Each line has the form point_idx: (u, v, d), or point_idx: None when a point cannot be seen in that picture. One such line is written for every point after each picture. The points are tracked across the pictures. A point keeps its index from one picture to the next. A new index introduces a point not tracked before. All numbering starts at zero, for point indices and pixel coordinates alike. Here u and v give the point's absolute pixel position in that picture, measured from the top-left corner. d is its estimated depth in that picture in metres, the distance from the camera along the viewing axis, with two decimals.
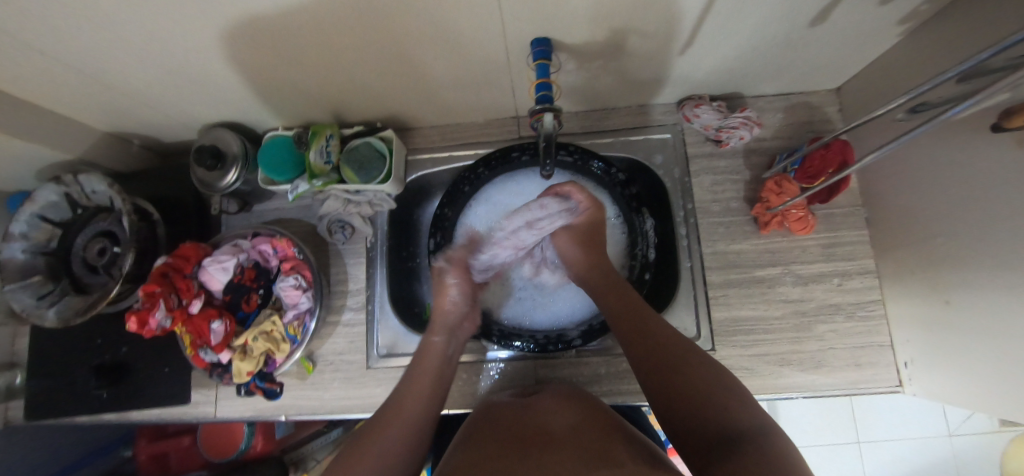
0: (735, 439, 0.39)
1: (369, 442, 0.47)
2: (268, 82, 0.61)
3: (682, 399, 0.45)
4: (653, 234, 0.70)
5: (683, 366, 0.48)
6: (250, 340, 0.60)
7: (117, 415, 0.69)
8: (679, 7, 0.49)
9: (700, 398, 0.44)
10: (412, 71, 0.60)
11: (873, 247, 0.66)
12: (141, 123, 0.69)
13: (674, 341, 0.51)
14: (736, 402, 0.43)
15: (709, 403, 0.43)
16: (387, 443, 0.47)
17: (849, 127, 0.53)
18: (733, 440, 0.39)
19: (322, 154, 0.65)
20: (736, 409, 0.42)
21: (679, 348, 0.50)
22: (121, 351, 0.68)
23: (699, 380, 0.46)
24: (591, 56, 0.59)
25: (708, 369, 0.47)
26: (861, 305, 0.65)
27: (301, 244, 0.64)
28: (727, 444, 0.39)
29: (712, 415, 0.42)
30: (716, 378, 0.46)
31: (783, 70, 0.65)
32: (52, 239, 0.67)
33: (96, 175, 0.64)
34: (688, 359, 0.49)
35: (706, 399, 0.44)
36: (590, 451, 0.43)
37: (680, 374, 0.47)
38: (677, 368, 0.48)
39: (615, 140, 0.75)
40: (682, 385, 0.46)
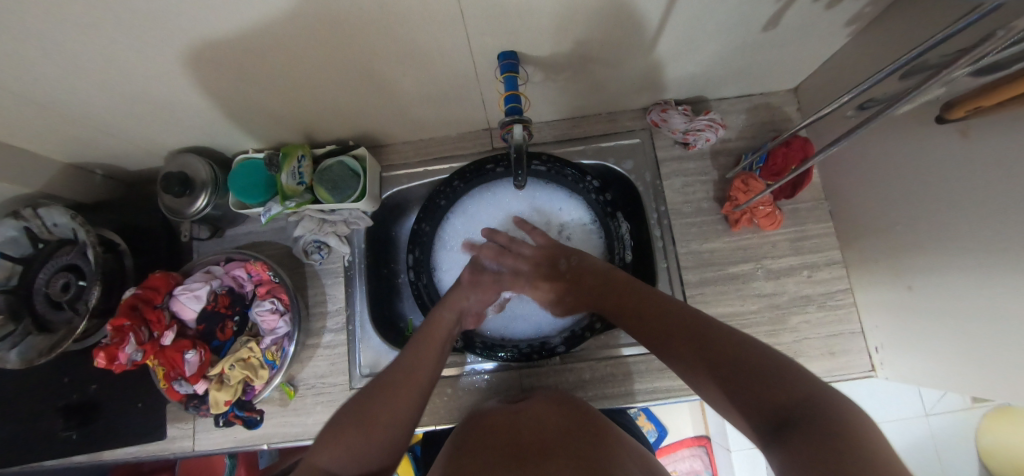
0: (776, 416, 0.34)
1: (378, 413, 0.48)
2: (236, 105, 0.60)
3: (717, 385, 0.40)
4: (629, 237, 0.70)
5: (714, 348, 0.42)
6: (226, 369, 0.58)
7: (88, 456, 0.66)
8: (639, 16, 0.51)
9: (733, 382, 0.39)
10: (383, 87, 0.60)
11: (838, 238, 0.68)
12: (104, 152, 0.68)
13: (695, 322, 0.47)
14: (780, 371, 0.37)
15: (739, 377, 0.38)
16: (396, 415, 0.49)
17: (800, 128, 0.56)
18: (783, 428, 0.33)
19: (293, 176, 0.65)
20: (768, 375, 0.37)
21: (695, 326, 0.46)
22: (90, 389, 0.65)
23: (731, 358, 0.40)
24: (557, 66, 0.61)
25: (737, 342, 0.42)
26: (831, 295, 0.67)
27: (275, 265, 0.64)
28: (778, 434, 0.33)
29: (751, 395, 0.37)
30: (750, 350, 0.40)
31: (742, 72, 0.68)
32: (12, 276, 0.64)
33: (57, 208, 0.63)
34: (716, 336, 0.43)
35: (735, 375, 0.39)
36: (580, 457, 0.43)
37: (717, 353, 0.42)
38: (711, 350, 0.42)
39: (587, 148, 0.76)
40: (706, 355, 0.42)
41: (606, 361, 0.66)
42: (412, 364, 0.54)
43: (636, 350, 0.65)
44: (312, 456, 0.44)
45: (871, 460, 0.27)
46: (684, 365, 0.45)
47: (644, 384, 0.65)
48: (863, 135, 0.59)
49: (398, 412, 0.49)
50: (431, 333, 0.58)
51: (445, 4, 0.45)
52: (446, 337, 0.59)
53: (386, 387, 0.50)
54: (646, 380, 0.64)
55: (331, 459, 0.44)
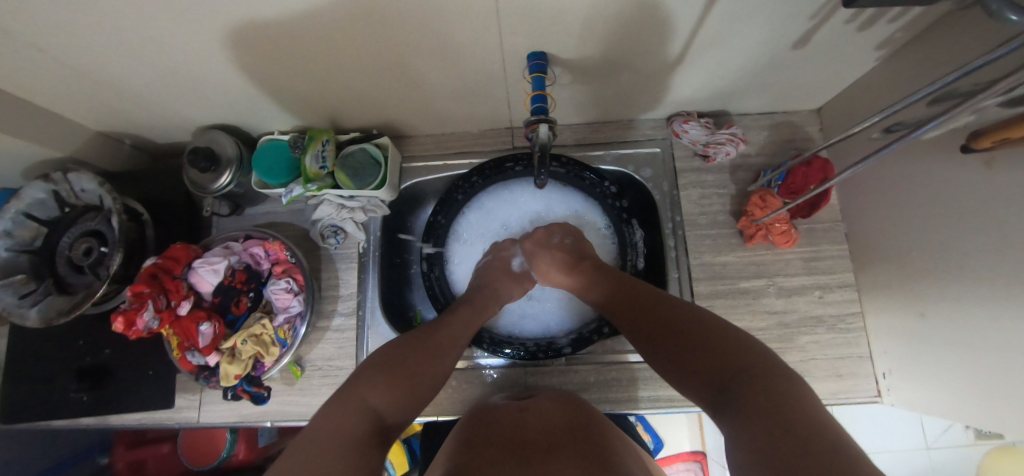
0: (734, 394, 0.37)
1: (425, 368, 0.49)
2: (266, 86, 0.61)
3: (686, 360, 0.43)
4: (642, 244, 0.71)
5: (688, 332, 0.45)
6: (238, 343, 0.59)
7: (96, 419, 0.68)
8: (671, 24, 0.51)
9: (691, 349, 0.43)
10: (410, 78, 0.61)
11: (852, 261, 0.68)
12: (134, 123, 0.69)
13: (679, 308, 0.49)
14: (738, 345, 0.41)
15: (710, 360, 0.41)
16: (436, 375, 0.50)
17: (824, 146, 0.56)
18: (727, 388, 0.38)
19: (317, 159, 0.67)
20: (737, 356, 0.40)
21: (674, 310, 0.48)
22: (104, 353, 0.66)
23: (693, 329, 0.45)
24: (584, 69, 0.61)
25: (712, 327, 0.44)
26: (841, 317, 0.67)
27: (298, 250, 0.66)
28: (723, 396, 0.38)
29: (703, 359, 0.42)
30: (720, 331, 0.43)
31: (768, 89, 0.68)
32: (37, 237, 0.67)
33: (86, 174, 0.64)
34: (693, 322, 0.46)
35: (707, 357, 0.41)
36: (587, 456, 0.43)
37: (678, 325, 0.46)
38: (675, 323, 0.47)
39: (606, 153, 0.76)
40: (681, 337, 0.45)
41: (611, 366, 0.66)
42: (449, 332, 0.55)
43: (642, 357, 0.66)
44: (361, 389, 0.44)
45: (823, 443, 0.30)
46: (654, 342, 0.47)
47: (648, 392, 0.65)
48: (885, 159, 0.59)
49: (437, 376, 0.50)
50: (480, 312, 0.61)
51: (481, 1, 0.45)
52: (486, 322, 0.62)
53: (431, 344, 0.52)
54: (650, 388, 0.65)
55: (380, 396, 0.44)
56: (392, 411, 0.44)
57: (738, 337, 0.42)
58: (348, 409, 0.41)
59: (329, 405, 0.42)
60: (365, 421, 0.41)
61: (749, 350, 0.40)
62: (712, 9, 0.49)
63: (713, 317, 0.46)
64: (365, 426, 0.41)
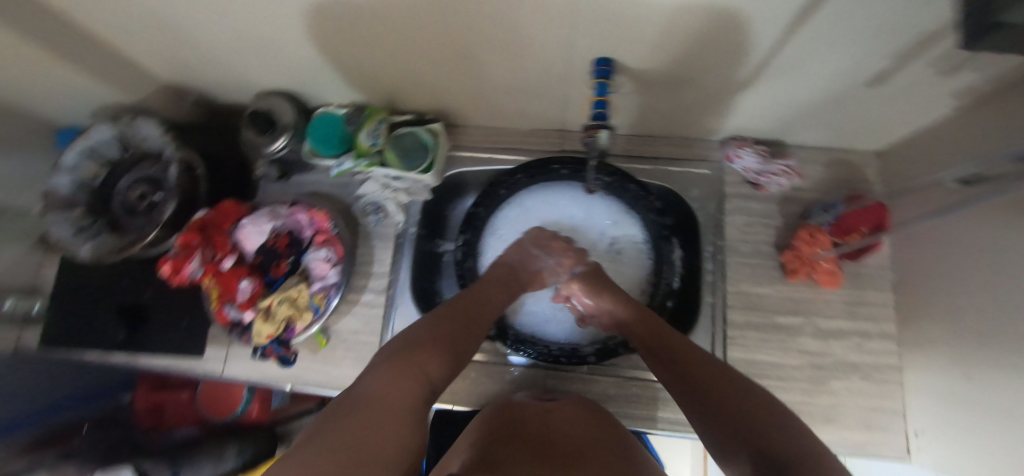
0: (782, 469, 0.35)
1: (464, 343, 0.54)
2: (334, 59, 0.63)
3: (729, 426, 0.42)
4: (680, 264, 0.70)
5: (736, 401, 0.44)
6: (274, 303, 0.61)
7: (128, 357, 0.70)
8: (746, 44, 0.51)
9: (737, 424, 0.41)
10: (473, 68, 0.61)
11: (897, 312, 0.66)
12: (202, 80, 0.72)
13: (726, 373, 0.48)
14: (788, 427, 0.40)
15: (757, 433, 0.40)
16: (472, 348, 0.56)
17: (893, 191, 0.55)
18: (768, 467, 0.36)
19: (371, 136, 0.69)
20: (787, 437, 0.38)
21: (722, 374, 0.48)
22: (145, 295, 0.69)
23: (753, 415, 0.42)
24: (648, 80, 0.61)
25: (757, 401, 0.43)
26: (878, 368, 0.65)
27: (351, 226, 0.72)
28: None
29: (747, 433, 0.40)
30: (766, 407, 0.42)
31: (832, 124, 0.66)
32: (97, 176, 0.69)
33: (152, 121, 0.66)
34: (742, 393, 0.45)
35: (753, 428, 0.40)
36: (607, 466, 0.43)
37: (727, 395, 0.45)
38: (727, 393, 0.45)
39: (654, 169, 0.76)
40: (727, 403, 0.44)
41: (633, 381, 0.66)
42: (484, 311, 0.60)
43: None
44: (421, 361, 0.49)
45: None
46: (698, 400, 0.46)
47: (667, 413, 0.65)
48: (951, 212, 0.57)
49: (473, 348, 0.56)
50: (511, 282, 0.66)
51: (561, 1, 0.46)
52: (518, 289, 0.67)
53: (469, 321, 0.57)
54: (669, 409, 0.65)
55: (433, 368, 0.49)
56: (441, 382, 0.50)
57: (806, 437, 0.38)
58: (405, 376, 0.46)
59: (387, 372, 0.46)
60: (418, 389, 0.46)
61: (814, 451, 0.36)
62: (793, 34, 0.48)
63: (773, 402, 0.43)
64: (418, 397, 0.45)
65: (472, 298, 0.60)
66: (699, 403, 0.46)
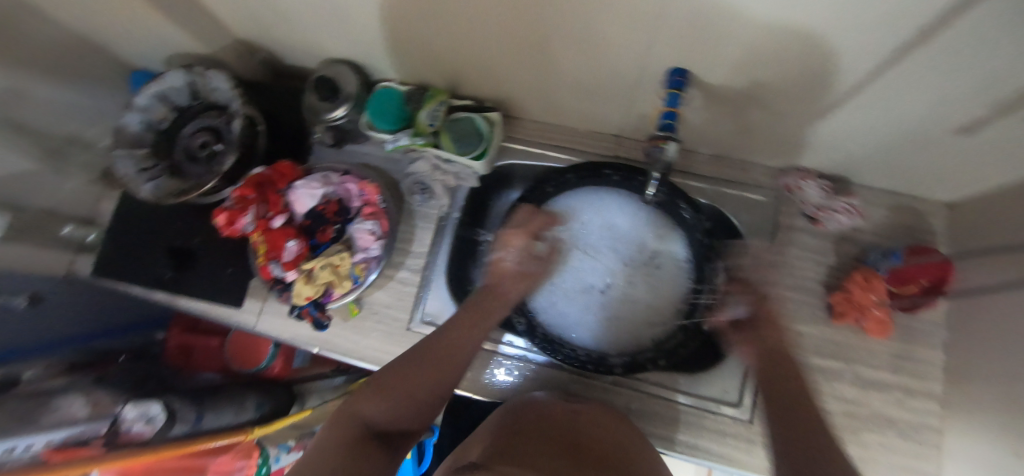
0: None
1: (415, 376, 0.55)
2: (406, 37, 0.63)
3: None
4: (721, 289, 0.68)
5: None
6: (316, 267, 0.62)
7: (168, 298, 0.73)
8: (833, 75, 0.49)
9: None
10: (543, 63, 0.61)
11: (945, 374, 0.63)
12: (273, 40, 0.73)
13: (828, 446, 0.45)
14: None
15: None
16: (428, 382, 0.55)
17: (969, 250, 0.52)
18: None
19: (430, 116, 0.69)
20: None
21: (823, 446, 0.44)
22: (194, 241, 0.71)
23: None
24: (720, 98, 0.59)
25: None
26: (916, 427, 0.62)
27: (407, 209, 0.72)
28: None
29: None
30: None
31: (905, 168, 0.63)
32: (164, 120, 0.72)
33: (224, 75, 0.68)
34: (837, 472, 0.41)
35: None
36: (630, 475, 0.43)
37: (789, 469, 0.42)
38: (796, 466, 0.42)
39: (708, 188, 0.74)
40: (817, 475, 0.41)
41: (656, 399, 0.66)
42: (448, 345, 0.59)
43: (691, 400, 0.65)
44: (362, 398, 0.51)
45: None
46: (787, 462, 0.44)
47: (687, 437, 0.64)
48: None
49: (431, 383, 0.56)
50: (484, 311, 0.64)
51: (649, 8, 0.44)
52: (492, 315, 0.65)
53: (428, 357, 0.57)
54: (690, 433, 0.64)
55: (371, 407, 0.51)
56: (387, 421, 0.51)
57: None
58: (342, 425, 0.48)
59: (332, 422, 0.50)
60: (353, 428, 0.49)
61: None
62: (885, 72, 0.46)
63: None
64: (350, 438, 0.47)
65: (434, 339, 0.59)
66: (795, 466, 0.43)
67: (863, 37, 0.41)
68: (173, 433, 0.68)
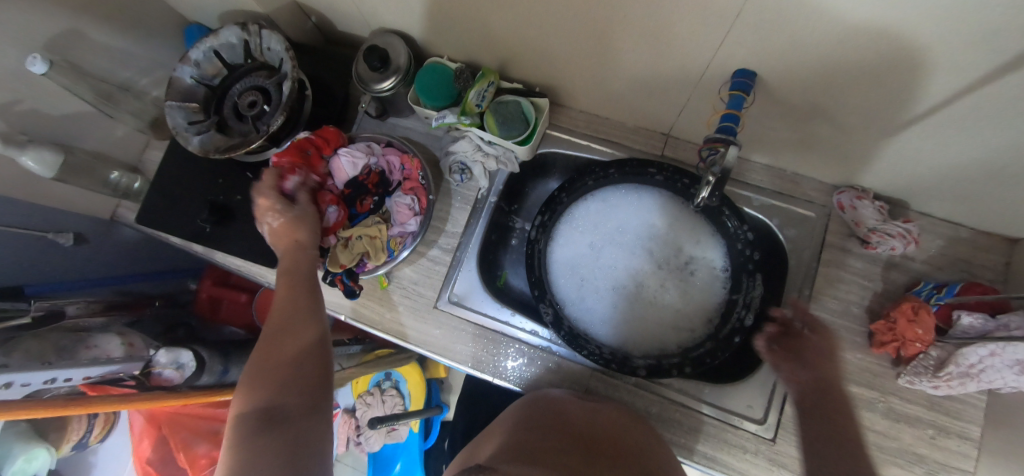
0: None
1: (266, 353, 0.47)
2: (463, 13, 0.62)
3: None
4: (758, 301, 0.63)
5: None
6: (354, 236, 0.62)
7: (206, 251, 0.75)
8: (913, 92, 0.46)
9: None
10: (602, 52, 0.59)
11: (986, 416, 0.60)
12: (329, 5, 0.73)
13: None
14: None
15: None
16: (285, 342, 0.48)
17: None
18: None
19: (478, 96, 0.67)
20: None
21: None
22: (235, 198, 0.73)
23: None
24: (784, 105, 0.56)
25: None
26: (946, 467, 0.59)
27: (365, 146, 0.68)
28: None
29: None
30: None
31: (972, 198, 0.60)
32: (216, 76, 0.73)
33: (277, 36, 0.68)
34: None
35: None
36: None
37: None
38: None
39: (755, 198, 0.71)
40: None
41: (677, 406, 0.65)
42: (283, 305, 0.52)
43: (714, 412, 0.64)
44: None
45: None
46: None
47: (706, 448, 0.63)
48: None
49: (296, 332, 0.49)
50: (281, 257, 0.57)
51: (726, 4, 0.42)
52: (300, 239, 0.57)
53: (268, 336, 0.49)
54: (709, 445, 0.63)
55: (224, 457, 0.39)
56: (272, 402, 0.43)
57: None
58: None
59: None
60: None
61: None
62: (972, 93, 0.43)
63: None
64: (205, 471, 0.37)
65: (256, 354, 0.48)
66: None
67: (957, 54, 0.38)
68: (200, 383, 0.69)
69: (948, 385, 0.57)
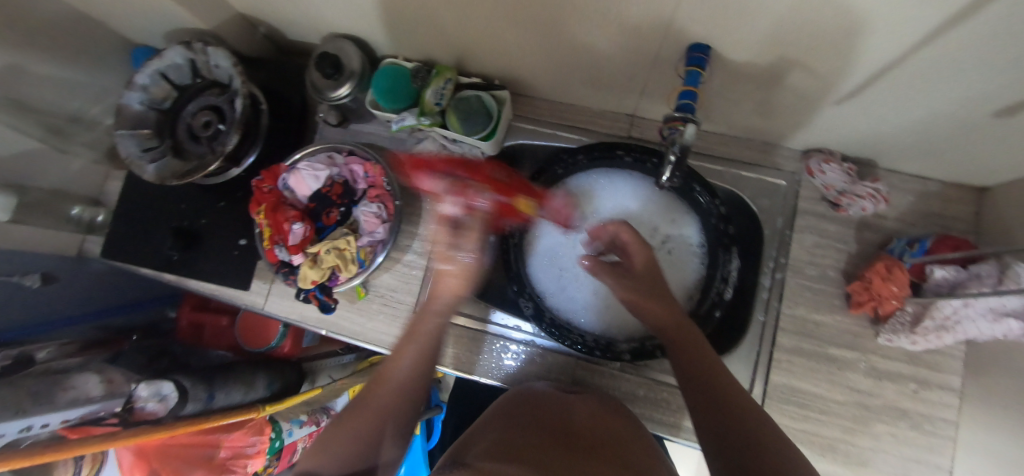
0: None
1: (346, 429, 0.54)
2: (410, 12, 0.60)
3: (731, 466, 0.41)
4: (735, 276, 0.65)
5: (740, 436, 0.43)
6: (322, 251, 0.61)
7: (177, 278, 0.73)
8: (866, 53, 0.45)
9: (758, 456, 0.40)
10: (555, 39, 0.57)
11: (965, 365, 0.60)
12: (274, 15, 0.70)
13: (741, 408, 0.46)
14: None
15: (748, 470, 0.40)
16: (359, 431, 0.54)
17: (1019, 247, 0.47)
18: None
19: (436, 95, 0.65)
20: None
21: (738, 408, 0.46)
22: (200, 222, 0.71)
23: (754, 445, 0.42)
24: (743, 76, 0.56)
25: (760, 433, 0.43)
26: (930, 419, 0.60)
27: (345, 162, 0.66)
28: None
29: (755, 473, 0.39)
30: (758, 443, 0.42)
31: (937, 152, 0.60)
32: (166, 98, 0.71)
33: (223, 51, 0.65)
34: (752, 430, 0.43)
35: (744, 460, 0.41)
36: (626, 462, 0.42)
37: (749, 450, 0.41)
38: (752, 445, 0.42)
39: (726, 170, 0.71)
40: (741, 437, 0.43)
41: (663, 386, 0.65)
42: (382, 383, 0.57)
43: None
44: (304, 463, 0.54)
45: None
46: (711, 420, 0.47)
47: None
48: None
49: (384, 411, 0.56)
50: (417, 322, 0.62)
51: None
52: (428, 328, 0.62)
53: (367, 396, 0.57)
54: None
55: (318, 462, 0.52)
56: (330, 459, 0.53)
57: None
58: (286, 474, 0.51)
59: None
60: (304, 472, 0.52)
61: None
62: (923, 49, 0.42)
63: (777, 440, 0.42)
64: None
65: (376, 376, 0.59)
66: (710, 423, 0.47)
67: (902, 10, 0.38)
68: (186, 412, 0.68)
69: (926, 341, 0.57)
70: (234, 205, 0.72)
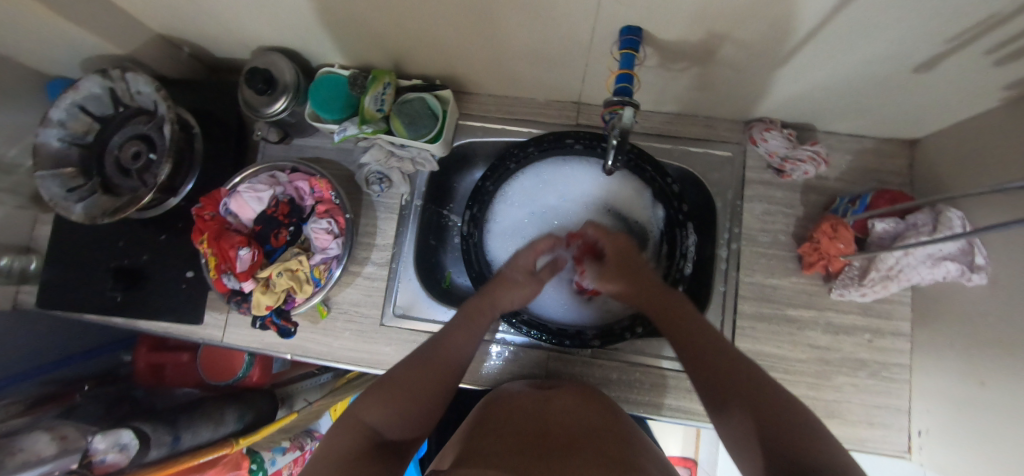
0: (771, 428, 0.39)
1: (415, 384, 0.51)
2: (337, 18, 0.58)
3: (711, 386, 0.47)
4: (693, 252, 0.65)
5: (707, 356, 0.49)
6: (273, 275, 0.59)
7: (125, 321, 0.69)
8: (788, 22, 0.46)
9: (720, 371, 0.47)
10: (490, 34, 0.57)
11: (912, 310, 0.64)
12: (197, 33, 0.66)
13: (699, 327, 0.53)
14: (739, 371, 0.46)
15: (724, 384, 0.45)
16: (420, 395, 0.50)
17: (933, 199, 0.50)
18: (787, 459, 0.36)
19: (376, 101, 0.62)
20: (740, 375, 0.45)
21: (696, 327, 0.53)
22: (141, 259, 0.67)
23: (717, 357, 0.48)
24: (678, 55, 0.56)
25: (715, 345, 0.50)
26: (886, 366, 0.63)
27: (301, 178, 0.64)
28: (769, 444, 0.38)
29: (752, 422, 0.41)
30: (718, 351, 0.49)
31: (868, 111, 0.62)
32: (88, 132, 0.66)
33: (142, 76, 0.61)
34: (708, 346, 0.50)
35: (717, 370, 0.47)
36: (603, 452, 0.42)
37: (740, 392, 0.44)
38: (738, 388, 0.44)
39: (674, 148, 0.72)
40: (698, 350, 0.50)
41: (637, 367, 0.66)
42: (448, 344, 0.56)
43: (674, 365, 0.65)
44: (358, 410, 0.47)
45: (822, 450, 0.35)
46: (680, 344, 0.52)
47: (670, 399, 0.65)
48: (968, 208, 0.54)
49: (444, 382, 0.53)
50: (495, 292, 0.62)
51: None
52: (495, 300, 0.62)
53: (435, 358, 0.54)
54: (674, 396, 0.65)
55: (373, 415, 0.47)
56: (389, 428, 0.47)
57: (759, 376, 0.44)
58: (347, 432, 0.44)
59: (334, 428, 0.46)
60: (360, 437, 0.44)
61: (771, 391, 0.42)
62: (839, 13, 0.43)
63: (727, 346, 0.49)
64: (361, 439, 0.44)
65: (436, 343, 0.56)
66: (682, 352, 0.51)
67: None
68: (149, 459, 0.66)
69: (874, 290, 0.59)
70: (176, 238, 0.68)
